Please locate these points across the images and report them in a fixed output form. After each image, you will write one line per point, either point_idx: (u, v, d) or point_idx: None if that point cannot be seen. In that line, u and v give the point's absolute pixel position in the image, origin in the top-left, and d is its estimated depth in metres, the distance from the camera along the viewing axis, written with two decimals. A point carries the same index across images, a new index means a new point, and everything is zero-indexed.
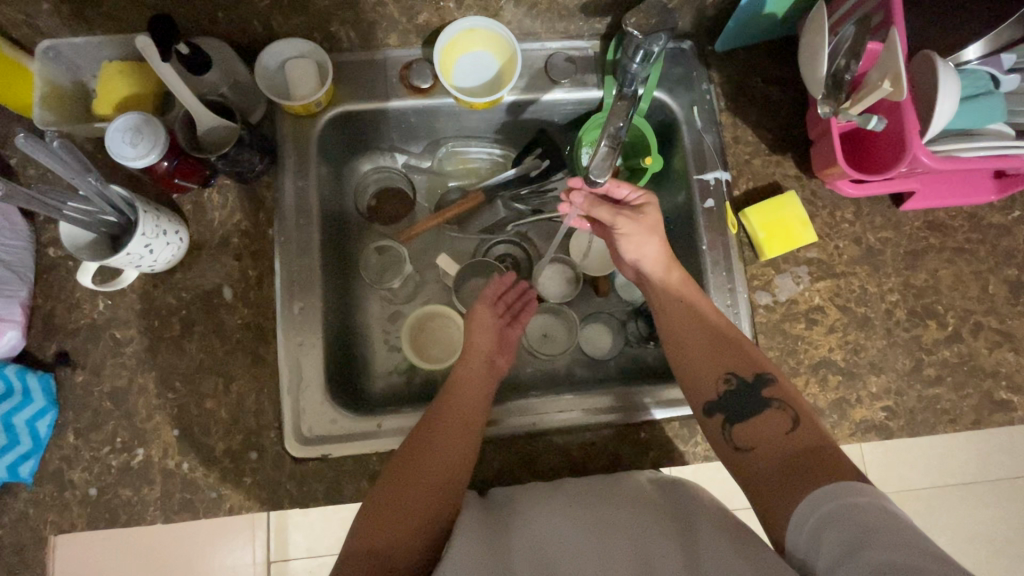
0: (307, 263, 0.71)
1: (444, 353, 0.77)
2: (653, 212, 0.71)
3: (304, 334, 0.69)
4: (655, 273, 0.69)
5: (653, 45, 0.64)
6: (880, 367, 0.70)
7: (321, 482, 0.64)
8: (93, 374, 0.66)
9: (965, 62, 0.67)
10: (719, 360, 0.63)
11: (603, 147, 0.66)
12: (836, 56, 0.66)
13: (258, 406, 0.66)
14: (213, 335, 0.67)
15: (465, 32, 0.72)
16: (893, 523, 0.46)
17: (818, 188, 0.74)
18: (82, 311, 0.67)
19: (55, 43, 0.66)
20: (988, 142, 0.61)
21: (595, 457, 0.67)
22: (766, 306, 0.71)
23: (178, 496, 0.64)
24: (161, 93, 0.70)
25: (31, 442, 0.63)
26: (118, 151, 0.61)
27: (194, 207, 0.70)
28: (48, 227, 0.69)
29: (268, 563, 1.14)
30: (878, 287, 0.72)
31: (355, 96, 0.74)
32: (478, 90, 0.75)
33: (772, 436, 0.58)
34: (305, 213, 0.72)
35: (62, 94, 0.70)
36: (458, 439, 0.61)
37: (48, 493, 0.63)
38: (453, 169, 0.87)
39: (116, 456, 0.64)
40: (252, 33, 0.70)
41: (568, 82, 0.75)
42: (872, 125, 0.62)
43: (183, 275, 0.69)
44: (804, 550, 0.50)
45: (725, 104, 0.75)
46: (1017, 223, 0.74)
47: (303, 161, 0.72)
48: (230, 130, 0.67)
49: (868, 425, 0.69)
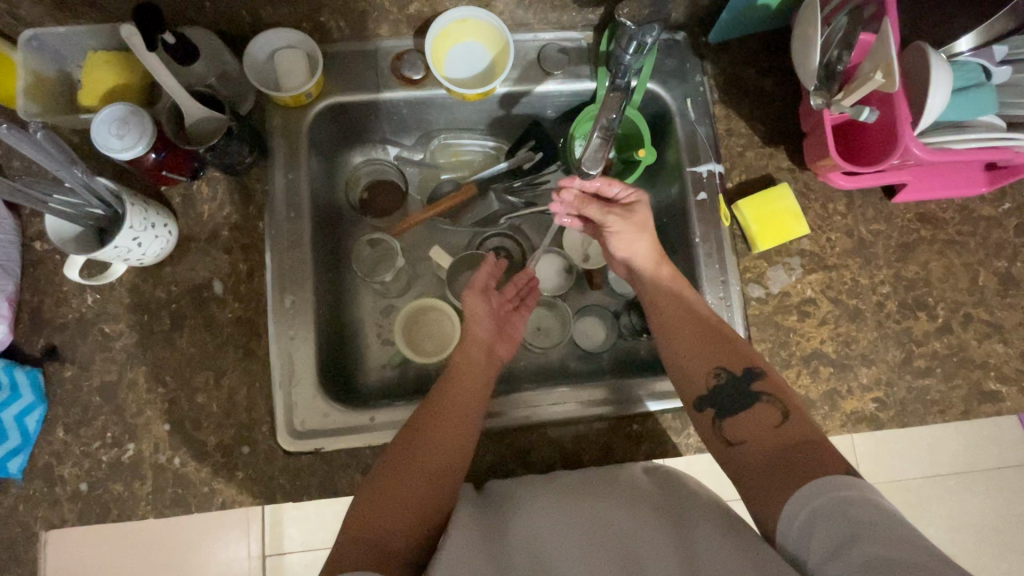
0: (299, 256, 0.70)
1: (438, 346, 0.77)
2: (642, 209, 0.70)
3: (296, 327, 0.68)
4: (647, 268, 0.69)
5: (646, 36, 0.63)
6: (871, 359, 0.70)
7: (314, 476, 0.64)
8: (83, 369, 0.65)
9: (958, 53, 0.67)
10: (711, 354, 0.63)
11: (596, 139, 0.67)
12: (829, 47, 0.66)
13: (250, 400, 0.66)
14: (203, 329, 0.67)
15: (459, 22, 0.71)
16: (883, 517, 0.47)
17: (810, 180, 0.74)
18: (70, 305, 0.67)
19: (39, 34, 0.65)
20: (977, 133, 0.61)
21: (588, 449, 0.67)
22: (758, 298, 0.71)
23: (170, 491, 0.63)
24: (148, 84, 0.70)
25: (20, 437, 0.63)
26: (104, 143, 0.61)
27: (183, 199, 0.70)
28: (35, 220, 0.68)
29: (263, 556, 1.15)
30: (869, 279, 0.72)
31: (345, 87, 0.73)
32: (472, 81, 0.74)
33: (762, 430, 0.58)
34: (296, 205, 0.71)
35: (46, 85, 0.68)
36: (456, 431, 0.60)
37: (37, 489, 0.63)
38: (445, 162, 0.86)
39: (107, 451, 0.64)
40: (241, 22, 0.69)
41: (561, 73, 0.75)
42: (864, 117, 0.61)
43: (172, 269, 0.68)
44: (794, 544, 0.50)
45: (719, 96, 0.75)
46: (1007, 215, 0.75)
47: (294, 153, 0.72)
48: (219, 122, 0.67)
49: (859, 416, 0.69)
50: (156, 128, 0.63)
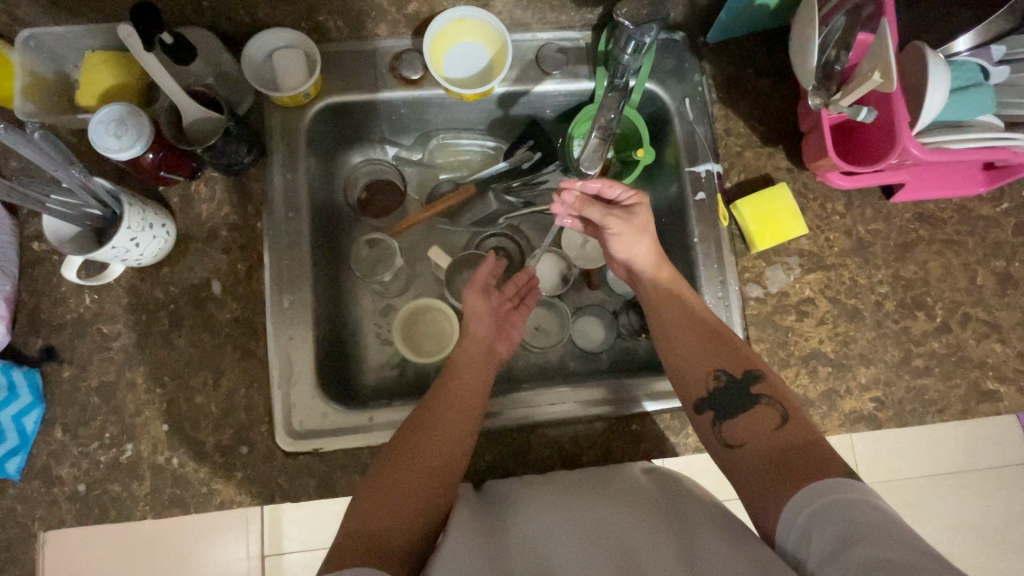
0: (297, 256, 0.70)
1: (437, 346, 0.77)
2: (643, 212, 0.70)
3: (294, 327, 0.68)
4: (646, 267, 0.69)
5: (645, 36, 0.62)
6: (870, 359, 0.71)
7: (313, 476, 0.64)
8: (81, 370, 0.65)
9: (955, 53, 0.67)
10: (711, 355, 0.63)
11: (592, 140, 0.70)
12: (827, 47, 0.67)
13: (248, 400, 0.65)
14: (202, 329, 0.67)
15: (456, 22, 0.71)
16: (882, 519, 0.47)
17: (808, 180, 0.74)
18: (68, 306, 0.67)
19: (36, 33, 0.65)
20: (977, 133, 0.61)
21: (587, 450, 0.67)
22: (757, 298, 0.71)
23: (168, 491, 0.63)
24: (145, 83, 0.70)
25: (18, 437, 0.62)
26: (102, 143, 0.60)
27: (181, 199, 0.70)
28: (33, 221, 0.68)
29: (263, 557, 1.16)
30: (868, 279, 0.72)
31: (344, 87, 0.73)
32: (470, 81, 0.74)
33: (760, 431, 0.59)
34: (294, 205, 0.71)
35: (43, 85, 0.68)
36: (456, 431, 0.60)
37: (36, 489, 0.63)
38: (443, 162, 0.86)
39: (105, 451, 0.64)
40: (239, 22, 0.69)
41: (559, 73, 0.75)
42: (863, 117, 0.61)
43: (171, 269, 0.68)
44: (793, 546, 0.50)
45: (717, 96, 0.75)
46: (1006, 215, 0.75)
47: (292, 153, 0.71)
48: (218, 122, 0.67)
49: (857, 416, 0.69)
50: (154, 128, 0.63)
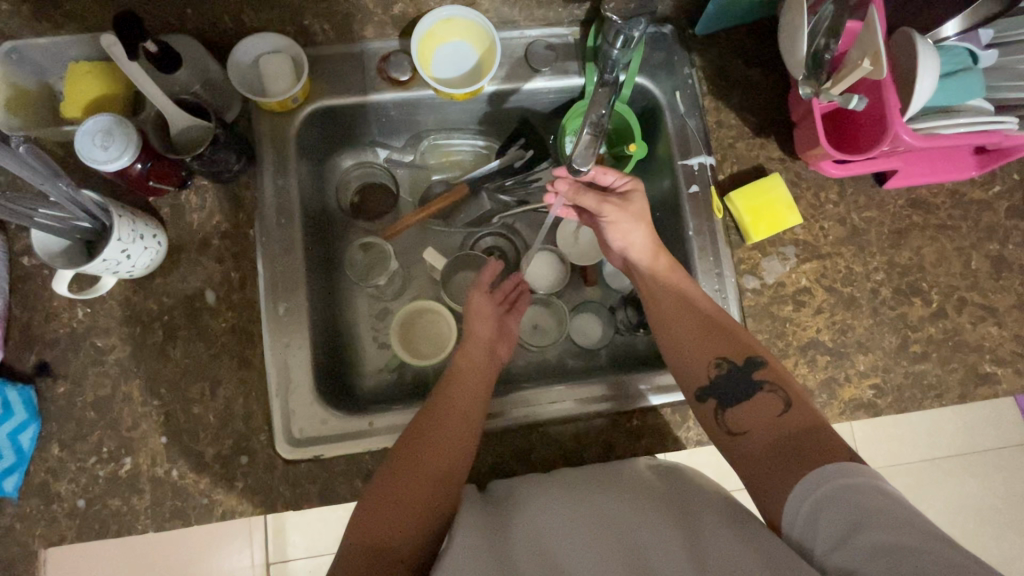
0: (291, 263, 0.69)
1: (433, 348, 0.76)
2: (639, 199, 0.70)
3: (291, 335, 0.68)
4: (642, 260, 0.69)
5: (633, 30, 0.62)
6: (868, 346, 0.71)
7: (314, 483, 0.64)
8: (75, 385, 0.65)
9: (943, 39, 0.66)
10: (710, 345, 0.63)
11: (586, 135, 0.65)
12: (816, 35, 0.65)
13: (247, 409, 0.65)
14: (197, 339, 0.66)
15: (443, 22, 0.71)
16: (889, 503, 0.47)
17: (801, 170, 0.74)
18: (60, 320, 0.66)
19: (17, 46, 0.64)
20: (968, 119, 0.61)
21: (590, 445, 0.67)
22: (753, 289, 0.71)
23: (169, 503, 0.63)
24: (131, 93, 0.69)
25: (15, 455, 0.62)
26: (88, 154, 0.60)
27: (171, 209, 0.69)
28: (21, 236, 0.67)
29: (268, 564, 1.16)
30: (863, 266, 0.73)
31: (332, 90, 0.72)
32: (457, 81, 0.74)
33: (766, 418, 0.58)
34: (285, 211, 0.70)
35: (27, 98, 0.68)
36: (456, 433, 0.60)
37: (35, 506, 0.62)
38: (436, 162, 0.86)
39: (103, 466, 0.63)
40: (223, 28, 0.68)
41: (549, 70, 0.74)
42: (853, 105, 0.61)
43: (163, 280, 0.67)
44: (800, 534, 0.50)
45: (707, 89, 0.75)
46: (997, 198, 0.75)
47: (282, 158, 0.71)
48: (206, 130, 0.66)
49: (857, 403, 0.69)
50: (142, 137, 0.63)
